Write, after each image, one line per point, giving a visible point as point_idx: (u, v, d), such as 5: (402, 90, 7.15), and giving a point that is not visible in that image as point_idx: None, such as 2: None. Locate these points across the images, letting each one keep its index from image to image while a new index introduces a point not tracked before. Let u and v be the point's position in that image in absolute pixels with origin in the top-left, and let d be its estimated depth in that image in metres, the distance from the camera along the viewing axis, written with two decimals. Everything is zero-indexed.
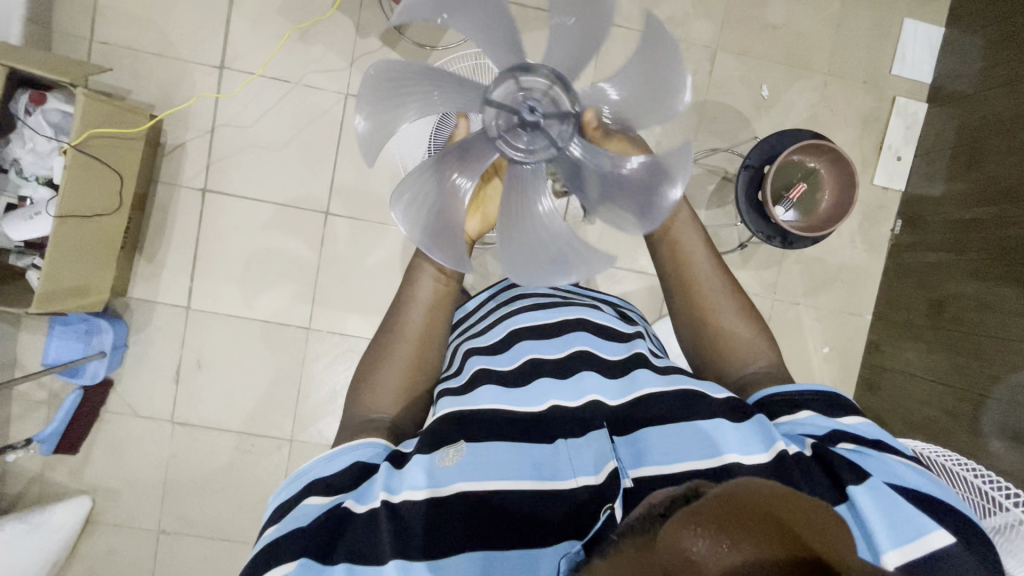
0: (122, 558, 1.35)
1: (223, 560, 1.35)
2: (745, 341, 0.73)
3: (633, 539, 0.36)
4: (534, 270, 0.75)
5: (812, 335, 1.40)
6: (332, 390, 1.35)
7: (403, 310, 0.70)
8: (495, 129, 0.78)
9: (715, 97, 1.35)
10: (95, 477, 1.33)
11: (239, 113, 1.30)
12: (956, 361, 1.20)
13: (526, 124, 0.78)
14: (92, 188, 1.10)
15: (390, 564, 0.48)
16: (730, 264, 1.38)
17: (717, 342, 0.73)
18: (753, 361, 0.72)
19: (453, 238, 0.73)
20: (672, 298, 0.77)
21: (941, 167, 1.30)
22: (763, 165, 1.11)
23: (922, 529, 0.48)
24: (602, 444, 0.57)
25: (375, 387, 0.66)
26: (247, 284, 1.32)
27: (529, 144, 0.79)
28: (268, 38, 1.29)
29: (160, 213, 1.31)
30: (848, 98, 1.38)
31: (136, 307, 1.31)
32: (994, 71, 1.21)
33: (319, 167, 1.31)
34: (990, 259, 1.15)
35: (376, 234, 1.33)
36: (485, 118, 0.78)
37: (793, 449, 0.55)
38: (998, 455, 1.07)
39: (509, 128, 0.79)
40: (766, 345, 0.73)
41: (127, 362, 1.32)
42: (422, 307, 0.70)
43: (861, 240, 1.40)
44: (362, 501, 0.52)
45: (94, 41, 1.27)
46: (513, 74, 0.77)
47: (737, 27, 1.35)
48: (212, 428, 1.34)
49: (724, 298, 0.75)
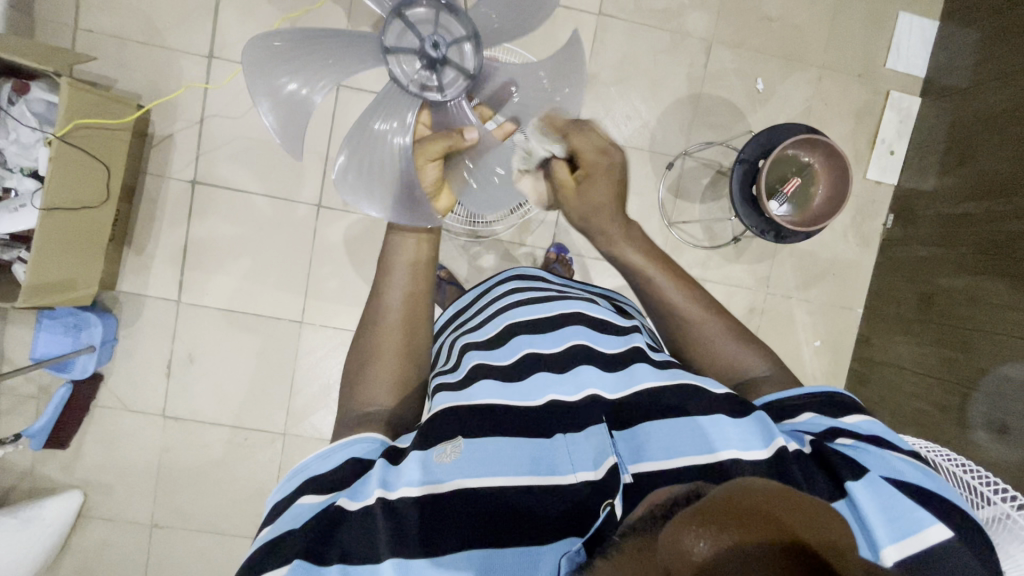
0: (113, 552, 1.35)
1: (216, 553, 1.35)
2: (729, 348, 0.70)
3: (635, 539, 0.36)
4: (412, 198, 0.70)
5: (804, 329, 1.41)
6: (325, 384, 1.34)
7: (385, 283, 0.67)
8: (394, 44, 0.77)
9: (710, 90, 1.35)
10: (86, 472, 1.32)
11: (229, 103, 1.28)
12: (945, 353, 1.21)
13: (433, 61, 0.77)
14: (79, 180, 1.08)
15: (387, 562, 0.48)
16: (723, 257, 1.38)
17: (690, 341, 0.72)
18: (730, 352, 0.69)
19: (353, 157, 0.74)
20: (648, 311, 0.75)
21: (933, 161, 1.31)
22: (758, 159, 1.11)
23: (919, 523, 0.48)
24: (601, 438, 0.58)
25: (366, 380, 0.64)
26: (239, 278, 1.31)
27: (420, 77, 0.78)
28: (257, 28, 1.27)
29: (148, 204, 1.29)
30: (842, 91, 1.38)
31: (125, 301, 1.30)
32: (987, 66, 1.21)
33: (310, 160, 1.30)
34: (979, 253, 1.17)
35: (369, 226, 1.32)
36: (393, 29, 0.76)
37: (792, 447, 0.55)
38: (984, 447, 1.09)
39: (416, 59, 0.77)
40: (756, 353, 0.69)
41: (116, 356, 1.31)
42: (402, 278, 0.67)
43: (854, 234, 1.41)
44: (356, 498, 0.52)
45: (78, 28, 1.24)
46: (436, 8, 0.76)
47: (732, 18, 1.34)
48: (205, 422, 1.33)
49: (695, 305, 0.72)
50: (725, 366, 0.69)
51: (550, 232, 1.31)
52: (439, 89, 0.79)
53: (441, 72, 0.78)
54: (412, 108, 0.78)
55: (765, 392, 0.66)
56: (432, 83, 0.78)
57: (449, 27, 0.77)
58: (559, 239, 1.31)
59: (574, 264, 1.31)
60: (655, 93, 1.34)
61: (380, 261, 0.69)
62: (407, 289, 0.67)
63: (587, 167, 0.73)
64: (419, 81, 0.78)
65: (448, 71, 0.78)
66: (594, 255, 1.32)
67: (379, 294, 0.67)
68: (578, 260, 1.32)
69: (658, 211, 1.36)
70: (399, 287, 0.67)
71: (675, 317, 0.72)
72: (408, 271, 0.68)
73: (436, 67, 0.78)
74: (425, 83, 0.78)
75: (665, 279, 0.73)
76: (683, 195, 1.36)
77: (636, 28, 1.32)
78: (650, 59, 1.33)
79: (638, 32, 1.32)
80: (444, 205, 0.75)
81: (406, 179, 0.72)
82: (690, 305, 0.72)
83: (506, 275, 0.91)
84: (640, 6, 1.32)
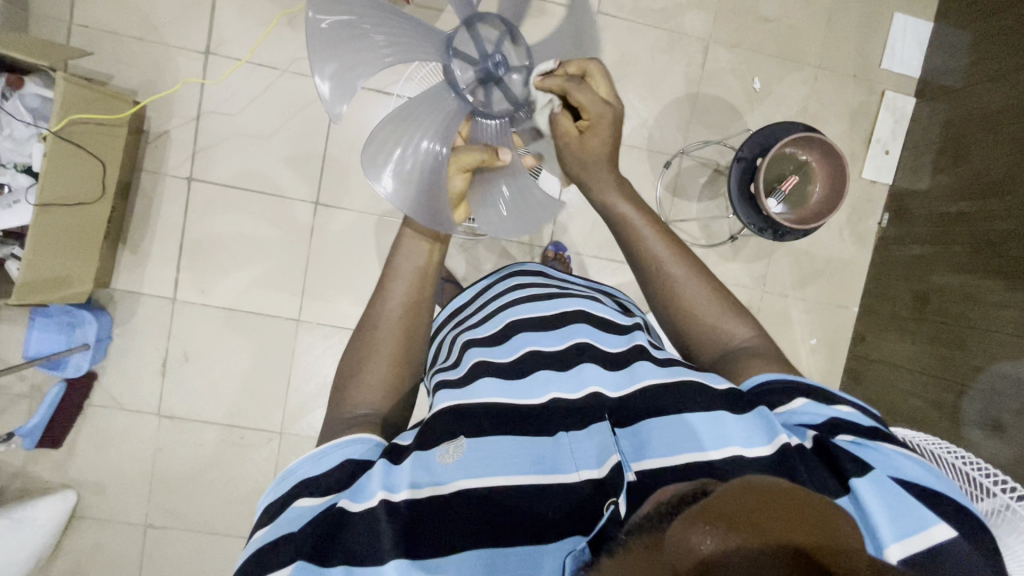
0: (107, 553, 1.33)
1: (211, 554, 1.34)
2: (724, 325, 0.69)
3: (641, 537, 0.35)
4: (439, 210, 0.65)
5: (800, 327, 1.42)
6: (322, 383, 1.33)
7: (387, 284, 0.67)
8: (456, 49, 0.72)
9: (707, 90, 1.36)
10: (79, 472, 1.31)
11: (225, 100, 1.27)
12: (940, 351, 1.22)
13: (489, 76, 0.72)
14: (73, 177, 1.07)
15: (391, 564, 0.47)
16: (720, 256, 1.39)
17: (694, 324, 0.70)
18: (727, 336, 0.69)
19: (389, 135, 0.68)
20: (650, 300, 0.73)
21: (928, 160, 1.32)
22: (755, 157, 1.12)
23: (924, 522, 0.48)
24: (603, 437, 0.58)
25: (360, 381, 0.62)
26: (235, 276, 1.30)
27: (470, 90, 0.73)
28: (254, 24, 1.26)
29: (143, 202, 1.28)
30: (837, 91, 1.39)
31: (119, 299, 1.29)
32: (981, 66, 1.22)
33: (308, 158, 1.29)
34: (973, 251, 1.18)
35: (367, 224, 1.32)
36: (458, 35, 0.72)
37: (795, 442, 0.55)
38: (980, 443, 1.10)
39: (472, 76, 0.73)
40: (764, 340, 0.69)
41: (111, 355, 1.29)
42: (406, 283, 0.66)
43: (849, 232, 1.42)
44: (358, 499, 0.51)
45: (73, 23, 1.23)
46: (504, 31, 0.73)
47: (729, 19, 1.35)
48: (201, 421, 1.32)
49: (694, 288, 0.70)
50: (726, 353, 0.68)
51: (549, 230, 1.31)
52: (485, 107, 0.73)
53: (493, 91, 0.73)
54: (456, 118, 0.71)
55: (753, 371, 0.64)
56: (482, 100, 0.73)
57: (511, 50, 0.74)
58: (558, 237, 1.31)
59: (572, 262, 1.32)
60: (652, 91, 1.34)
61: (385, 265, 0.67)
62: (410, 293, 0.66)
63: (591, 119, 0.67)
64: (471, 95, 0.73)
65: (500, 91, 0.73)
66: (592, 253, 1.33)
67: (383, 293, 0.67)
68: (577, 258, 1.33)
69: (656, 210, 1.36)
70: (401, 290, 0.66)
71: (674, 296, 0.70)
72: (414, 278, 0.67)
73: (488, 85, 0.73)
74: (476, 97, 0.73)
75: (672, 264, 0.71)
76: (680, 194, 1.37)
77: (635, 27, 1.33)
78: (649, 58, 1.34)
79: (636, 31, 1.33)
80: (461, 217, 0.69)
81: (433, 183, 0.66)
82: (694, 285, 0.70)
83: (507, 272, 0.91)
84: (639, 6, 1.33)
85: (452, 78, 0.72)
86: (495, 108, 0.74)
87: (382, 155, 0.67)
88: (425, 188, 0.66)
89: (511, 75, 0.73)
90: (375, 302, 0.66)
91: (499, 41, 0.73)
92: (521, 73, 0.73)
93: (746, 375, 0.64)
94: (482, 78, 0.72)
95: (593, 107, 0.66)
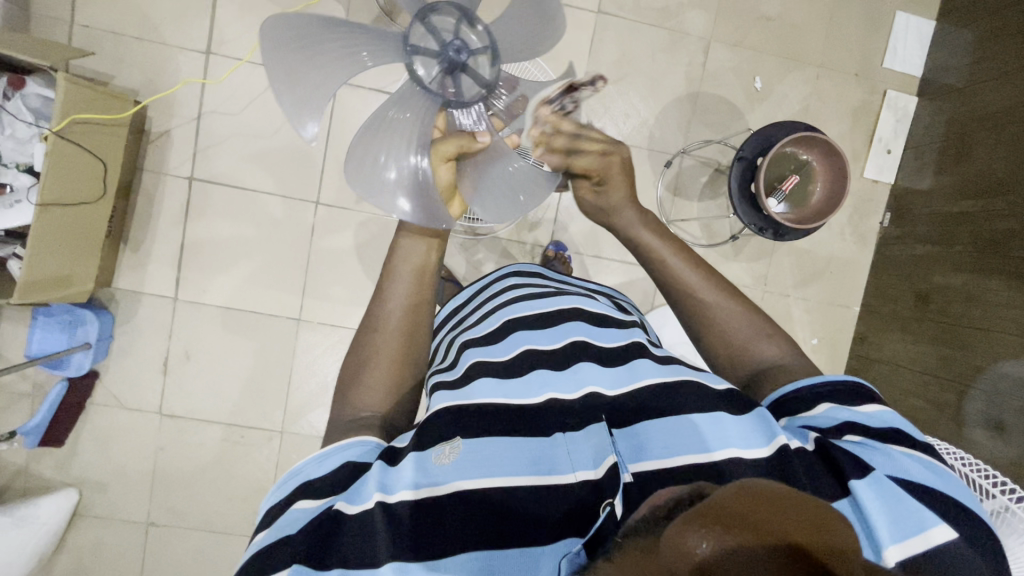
0: (109, 551, 1.34)
1: (212, 552, 1.35)
2: (744, 332, 0.69)
3: (637, 540, 0.35)
4: (428, 204, 0.66)
5: (801, 327, 1.42)
6: (322, 382, 1.34)
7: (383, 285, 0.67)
8: (417, 45, 0.72)
9: (708, 89, 1.35)
10: (81, 470, 1.32)
11: (225, 99, 1.27)
12: (941, 351, 1.22)
13: (454, 65, 0.73)
14: (75, 177, 1.07)
15: (386, 566, 0.48)
16: (721, 256, 1.38)
17: (725, 341, 0.69)
18: (758, 353, 0.68)
19: (368, 146, 0.67)
20: (672, 309, 0.74)
21: (930, 159, 1.32)
22: (756, 156, 1.11)
23: (923, 523, 0.48)
24: (600, 439, 0.57)
25: (360, 385, 0.62)
26: (236, 275, 1.30)
27: (439, 82, 0.73)
28: (255, 24, 1.26)
29: (145, 202, 1.28)
30: (839, 90, 1.38)
31: (121, 298, 1.29)
32: (984, 65, 1.21)
33: (308, 157, 1.29)
34: (976, 251, 1.17)
35: (367, 224, 1.32)
36: (414, 29, 0.72)
37: (795, 444, 0.55)
38: (982, 444, 1.09)
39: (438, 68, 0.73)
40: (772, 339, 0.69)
41: (113, 354, 1.30)
42: (400, 286, 0.66)
43: (851, 232, 1.41)
44: (354, 502, 0.51)
45: (75, 24, 1.23)
46: (460, 16, 0.73)
47: (731, 17, 1.35)
48: (201, 420, 1.32)
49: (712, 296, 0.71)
50: (759, 373, 0.67)
51: (549, 230, 1.31)
52: (457, 95, 0.74)
53: (460, 79, 0.74)
54: (431, 111, 0.72)
55: (782, 383, 0.64)
56: (452, 90, 0.74)
57: (468, 34, 0.74)
58: (558, 237, 1.31)
59: (573, 262, 1.32)
60: (653, 91, 1.34)
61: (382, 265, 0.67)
62: (403, 295, 0.66)
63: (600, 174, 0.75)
64: (440, 88, 0.73)
65: (467, 78, 0.74)
66: (593, 253, 1.33)
67: (380, 295, 0.66)
68: (577, 258, 1.33)
69: (657, 210, 1.36)
70: (394, 294, 0.66)
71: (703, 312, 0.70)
72: (412, 277, 0.66)
73: (455, 72, 0.74)
74: (446, 89, 0.74)
75: (683, 268, 0.73)
76: (681, 193, 1.36)
77: (635, 26, 1.32)
78: (649, 57, 1.33)
79: (637, 30, 1.33)
80: (455, 213, 0.71)
81: (419, 180, 0.66)
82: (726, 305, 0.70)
83: (506, 271, 0.91)
84: (640, 4, 1.32)
85: (417, 74, 0.72)
86: (465, 94, 0.75)
87: (363, 166, 0.67)
88: (411, 183, 0.66)
89: (474, 59, 0.74)
90: (372, 305, 0.66)
91: (457, 29, 0.73)
92: (484, 55, 0.75)
93: (778, 387, 0.64)
94: (448, 70, 0.73)
95: (599, 165, 0.75)
